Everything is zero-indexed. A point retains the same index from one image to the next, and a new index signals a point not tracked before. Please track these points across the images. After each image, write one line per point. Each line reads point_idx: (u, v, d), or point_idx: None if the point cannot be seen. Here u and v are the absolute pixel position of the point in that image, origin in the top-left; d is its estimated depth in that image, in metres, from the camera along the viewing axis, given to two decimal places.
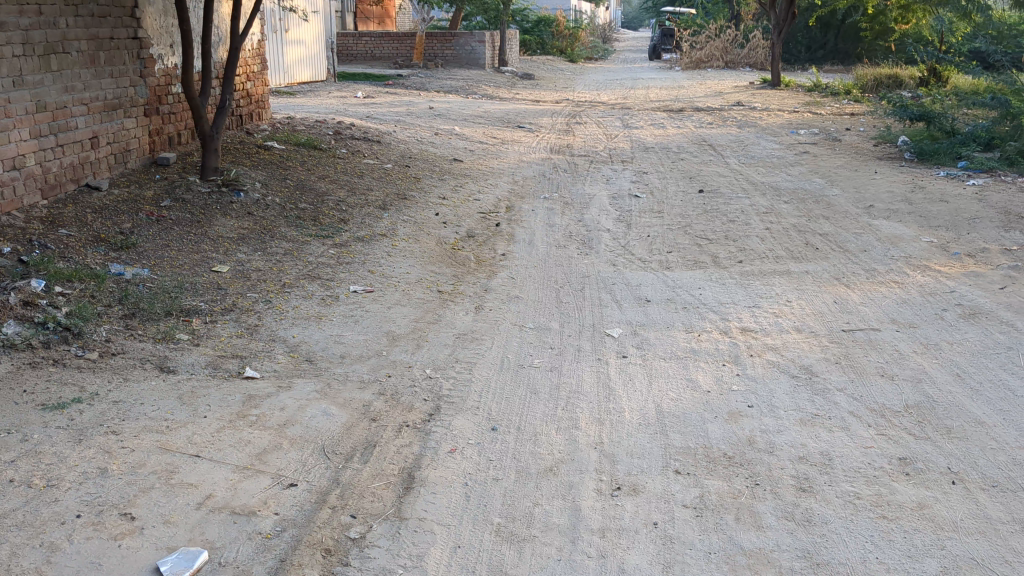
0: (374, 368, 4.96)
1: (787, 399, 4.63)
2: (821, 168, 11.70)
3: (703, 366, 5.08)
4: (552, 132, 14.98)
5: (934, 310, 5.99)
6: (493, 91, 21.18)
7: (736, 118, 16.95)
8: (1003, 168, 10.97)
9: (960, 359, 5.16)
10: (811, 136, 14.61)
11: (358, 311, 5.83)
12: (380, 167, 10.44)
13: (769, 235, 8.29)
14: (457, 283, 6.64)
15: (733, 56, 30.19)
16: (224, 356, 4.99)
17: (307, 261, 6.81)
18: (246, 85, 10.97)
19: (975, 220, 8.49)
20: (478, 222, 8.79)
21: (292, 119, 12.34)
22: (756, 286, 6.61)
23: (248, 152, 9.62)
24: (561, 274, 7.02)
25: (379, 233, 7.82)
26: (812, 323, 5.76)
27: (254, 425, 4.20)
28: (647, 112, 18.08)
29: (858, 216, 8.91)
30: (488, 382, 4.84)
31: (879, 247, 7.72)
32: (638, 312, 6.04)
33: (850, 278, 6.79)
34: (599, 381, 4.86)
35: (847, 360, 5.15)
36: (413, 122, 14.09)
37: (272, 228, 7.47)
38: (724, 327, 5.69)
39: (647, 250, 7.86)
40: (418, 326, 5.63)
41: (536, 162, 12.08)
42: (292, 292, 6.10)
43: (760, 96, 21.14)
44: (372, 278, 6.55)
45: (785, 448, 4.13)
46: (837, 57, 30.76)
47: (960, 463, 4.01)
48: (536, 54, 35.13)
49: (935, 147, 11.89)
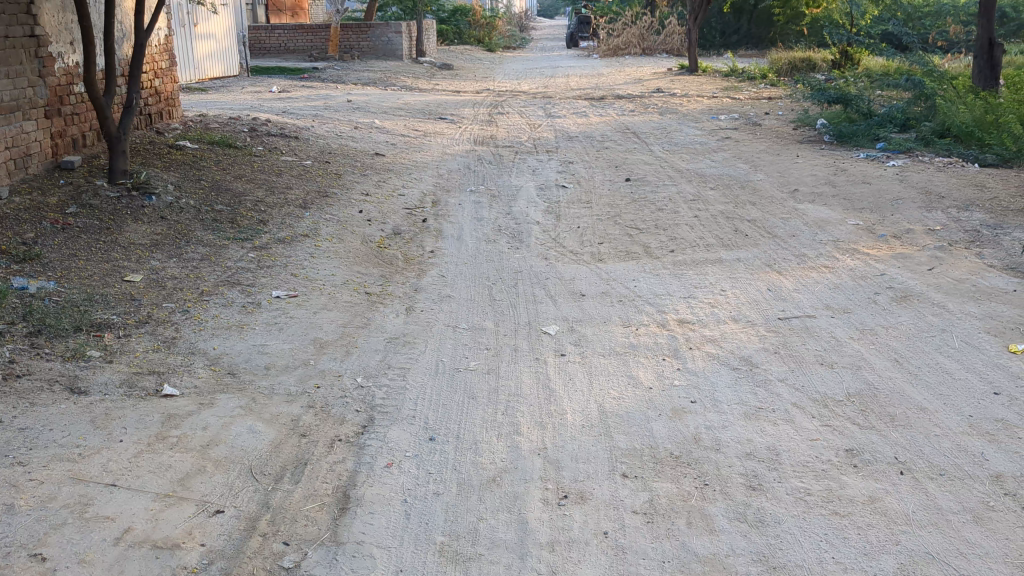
0: (302, 379, 4.73)
1: (729, 392, 4.52)
2: (745, 153, 11.72)
3: (643, 361, 4.95)
4: (474, 123, 14.78)
5: (868, 294, 5.96)
6: (412, 83, 20.88)
7: (657, 104, 16.97)
8: (921, 148, 11.10)
9: (897, 342, 5.11)
10: (732, 121, 14.67)
11: (282, 318, 5.58)
12: (299, 164, 10.12)
13: (699, 222, 8.23)
14: (385, 284, 6.42)
15: (650, 43, 30.30)
16: (140, 373, 4.71)
17: (226, 266, 6.52)
18: (153, 82, 10.55)
19: (899, 201, 8.55)
20: (404, 218, 8.56)
21: (205, 117, 11.91)
22: (689, 276, 6.52)
23: (159, 153, 9.23)
24: (491, 270, 6.83)
25: (301, 234, 7.54)
26: (748, 312, 5.68)
27: (175, 447, 3.95)
28: (569, 100, 17.99)
29: (784, 201, 8.92)
30: (423, 388, 4.64)
31: (807, 232, 7.71)
32: (573, 308, 5.89)
33: (782, 265, 6.74)
34: (538, 383, 4.70)
35: (786, 348, 5.06)
36: (331, 117, 13.75)
37: (187, 233, 7.14)
38: (661, 320, 5.58)
39: (577, 242, 7.73)
40: (347, 331, 5.41)
41: (460, 155, 11.87)
42: (211, 300, 5.81)
43: (679, 82, 21.25)
44: (296, 282, 6.29)
45: (731, 443, 4.01)
46: (750, 42, 31.14)
47: (907, 452, 3.91)
48: (453, 44, 34.85)
49: (854, 129, 11.99)
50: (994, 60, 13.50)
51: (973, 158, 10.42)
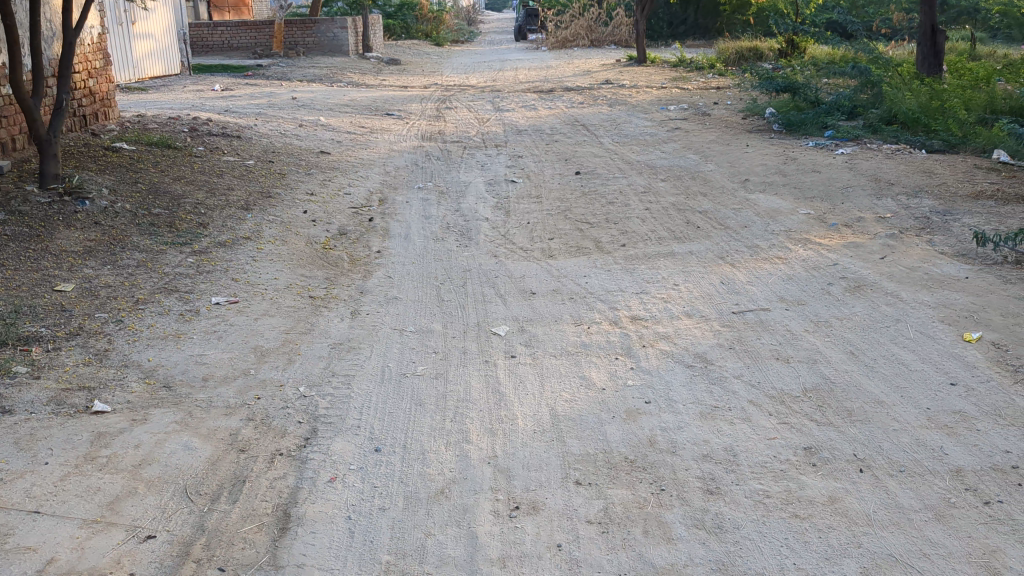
0: (242, 390, 4.53)
1: (684, 391, 4.40)
2: (695, 143, 11.66)
3: (595, 361, 4.82)
4: (422, 118, 14.58)
5: (821, 285, 5.88)
6: (358, 79, 20.61)
7: (606, 96, 16.90)
8: (868, 136, 11.11)
9: (851, 334, 5.03)
10: (681, 111, 14.63)
11: (221, 325, 5.36)
12: (241, 164, 9.87)
13: (649, 215, 8.13)
14: (329, 287, 6.22)
15: (598, 35, 30.25)
16: (69, 389, 4.47)
17: (163, 272, 6.28)
18: (87, 82, 10.24)
19: (848, 190, 8.52)
20: (350, 218, 8.35)
21: (144, 117, 11.59)
22: (641, 270, 6.41)
23: (94, 156, 8.92)
24: (439, 269, 6.66)
25: (243, 237, 7.32)
26: (701, 307, 5.57)
27: (105, 469, 3.73)
28: (518, 93, 17.84)
29: (735, 191, 8.85)
30: (368, 396, 4.46)
31: (759, 222, 7.64)
32: (524, 307, 5.74)
33: (734, 257, 6.66)
34: (488, 387, 4.54)
35: (741, 343, 4.96)
36: (275, 115, 13.46)
37: (122, 238, 6.88)
38: (613, 317, 5.45)
39: (527, 239, 7.58)
40: (289, 338, 5.21)
41: (407, 151, 11.68)
42: (147, 309, 5.57)
43: (628, 73, 21.20)
44: (236, 287, 6.07)
45: (687, 445, 3.89)
46: (698, 32, 31.23)
47: (866, 449, 3.82)
48: (401, 38, 34.55)
49: (802, 117, 11.97)
50: (937, 47, 13.58)
51: (920, 144, 10.44)
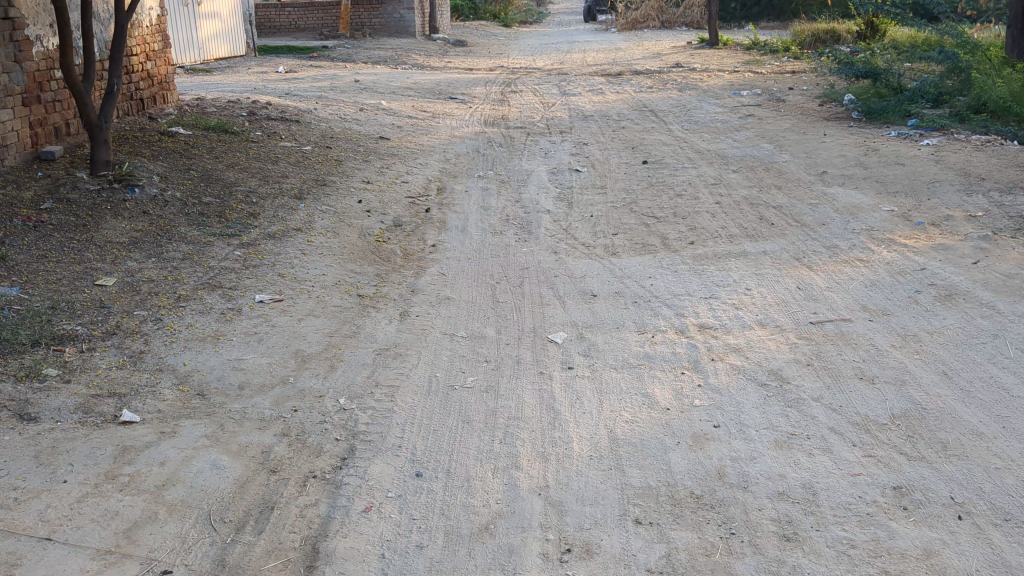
0: (278, 401, 4.24)
1: (757, 414, 3.98)
2: (768, 131, 11.11)
3: (659, 376, 4.42)
4: (486, 102, 14.23)
5: (907, 292, 5.39)
6: (424, 61, 20.34)
7: (677, 80, 16.37)
8: (955, 125, 10.45)
9: (943, 351, 4.54)
10: (754, 97, 14.04)
11: (263, 326, 5.09)
12: (298, 150, 9.63)
13: (720, 210, 7.68)
14: (379, 285, 5.92)
15: (669, 16, 29.50)
16: (99, 395, 4.23)
17: (208, 266, 6.04)
18: (145, 65, 10.09)
19: (935, 185, 7.94)
20: (406, 208, 8.04)
21: (203, 100, 11.44)
22: (710, 272, 5.98)
23: (148, 141, 8.76)
24: (495, 267, 6.31)
25: (293, 228, 7.05)
26: (775, 315, 5.13)
27: (126, 490, 3.47)
28: (585, 77, 17.37)
29: (812, 185, 8.33)
30: (413, 411, 4.14)
31: (838, 220, 7.13)
32: (583, 311, 5.36)
33: (811, 258, 6.18)
34: (541, 403, 4.18)
35: (821, 358, 4.51)
36: (336, 98, 13.24)
37: (170, 229, 6.67)
38: (680, 326, 5.05)
39: (589, 234, 7.19)
40: (333, 341, 4.91)
41: (469, 137, 11.35)
42: (187, 307, 5.33)
43: (700, 56, 20.57)
44: (282, 284, 5.80)
45: (761, 480, 3.48)
46: (772, 13, 30.28)
47: (965, 491, 3.36)
48: (468, 19, 34.26)
49: (884, 105, 11.35)
50: None
51: (1012, 135, 9.77)
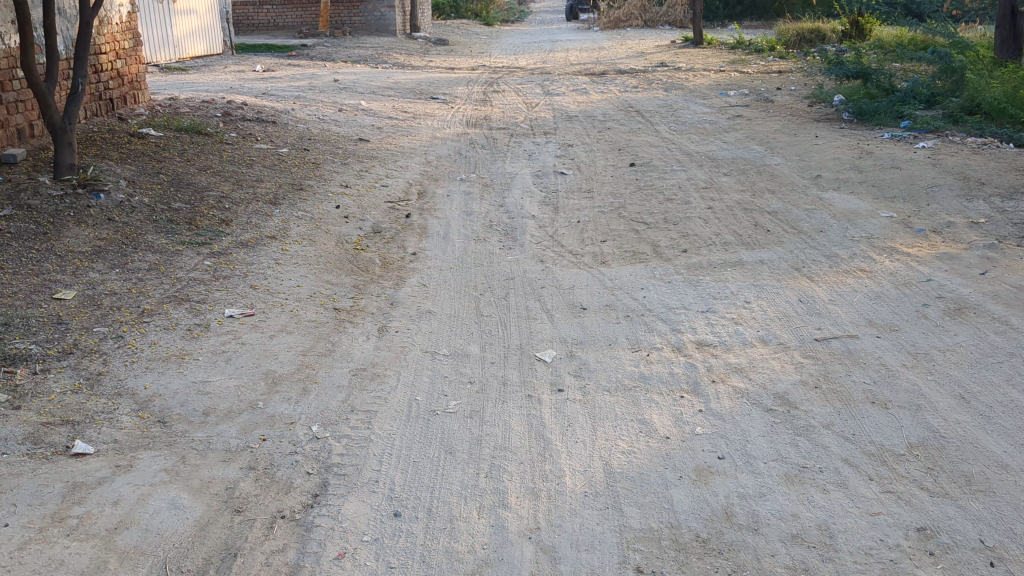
0: (246, 429, 3.92)
1: (764, 444, 3.69)
2: (758, 133, 10.85)
3: (657, 399, 4.12)
4: (468, 102, 13.91)
5: (915, 306, 5.11)
6: (405, 59, 19.99)
7: (662, 79, 16.10)
8: (949, 127, 10.20)
9: (958, 372, 4.26)
10: (742, 97, 13.77)
11: (231, 344, 4.76)
12: (273, 153, 9.29)
13: (712, 215, 7.39)
14: (357, 297, 5.59)
15: (652, 15, 29.25)
16: (50, 424, 3.89)
17: (175, 278, 5.69)
18: (115, 64, 9.72)
19: (933, 190, 7.68)
20: (385, 214, 7.72)
21: (176, 100, 11.07)
22: (706, 283, 5.68)
23: (116, 143, 8.39)
24: (479, 277, 6.00)
25: (267, 235, 6.71)
26: (778, 331, 4.83)
27: (74, 535, 3.14)
28: (568, 77, 17.07)
29: (806, 189, 8.06)
30: (391, 440, 3.82)
31: (836, 226, 6.86)
32: (572, 326, 5.06)
33: (811, 268, 5.90)
34: (530, 431, 3.87)
35: (828, 380, 4.22)
36: (314, 98, 12.89)
37: (136, 237, 6.32)
38: (676, 343, 4.75)
39: (577, 241, 6.88)
40: (306, 361, 4.58)
41: (451, 138, 11.03)
42: (151, 323, 4.98)
43: (684, 56, 20.31)
44: (253, 296, 5.46)
45: (772, 520, 3.18)
46: (755, 12, 30.07)
47: (995, 533, 3.08)
48: (450, 18, 33.98)
49: (876, 106, 11.08)
50: (1017, 30, 12.49)
51: (1008, 137, 9.54)
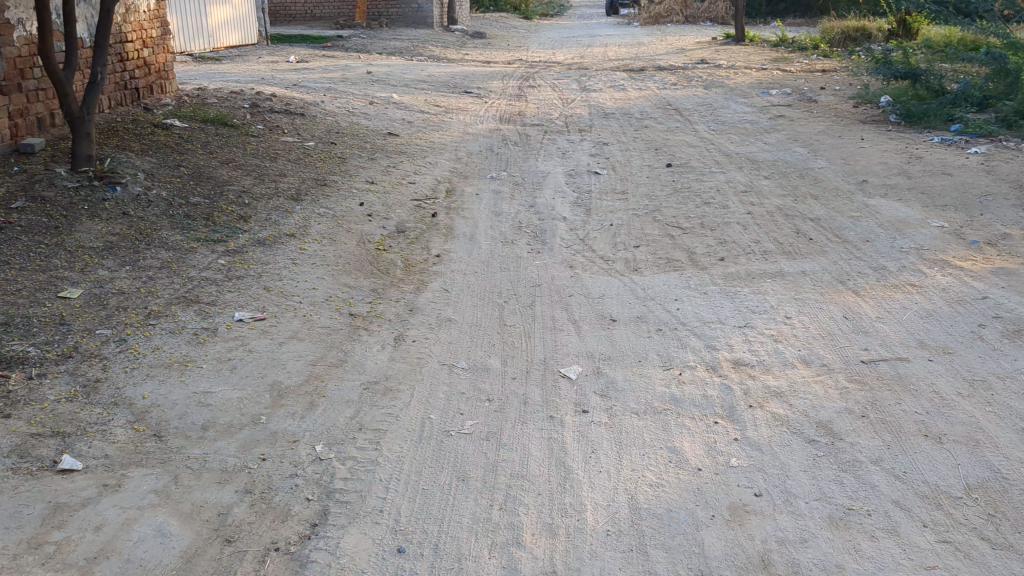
0: (245, 447, 3.65)
1: (806, 481, 3.37)
2: (801, 134, 10.46)
3: (688, 425, 3.81)
4: (502, 97, 13.61)
5: (970, 326, 4.75)
6: (441, 52, 19.73)
7: (702, 77, 15.69)
8: (1003, 131, 9.76)
9: (1019, 403, 3.91)
10: (784, 97, 13.35)
11: (239, 351, 4.50)
12: (299, 146, 9.05)
13: (752, 221, 7.04)
14: (374, 302, 5.33)
15: (693, 11, 28.76)
16: (39, 436, 3.64)
17: (186, 277, 5.45)
18: (142, 52, 9.52)
19: (988, 198, 7.28)
20: (410, 212, 7.44)
21: (205, 90, 10.86)
22: (745, 295, 5.35)
23: (138, 134, 8.19)
24: (504, 283, 5.71)
25: (286, 234, 6.45)
26: (821, 351, 4.50)
27: (49, 565, 2.90)
28: (606, 72, 16.70)
29: (851, 195, 7.69)
30: (400, 465, 3.55)
31: (884, 236, 6.49)
32: (600, 340, 4.75)
33: (857, 281, 5.55)
34: (550, 457, 3.58)
35: (877, 408, 3.89)
36: (346, 90, 12.64)
37: (149, 233, 6.09)
38: (711, 361, 4.43)
39: (609, 245, 6.57)
40: (316, 372, 4.32)
41: (483, 134, 10.74)
42: (157, 326, 4.73)
43: (726, 53, 19.87)
44: (266, 299, 5.20)
45: (814, 572, 2.87)
46: (799, 10, 29.49)
47: None
48: (488, 11, 33.73)
49: (925, 108, 10.62)
50: None
51: None
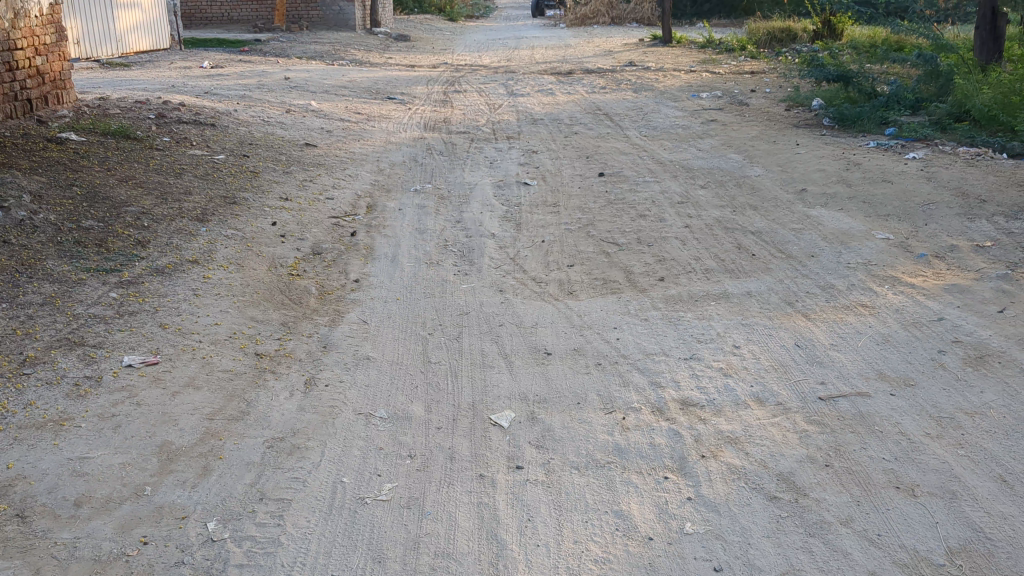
0: (125, 528, 3.13)
1: (771, 550, 2.97)
2: (735, 139, 10.17)
3: (635, 482, 3.39)
4: (427, 103, 13.12)
5: (930, 353, 4.42)
6: (364, 56, 19.16)
7: (632, 80, 15.41)
8: (937, 136, 9.58)
9: (992, 443, 3.57)
10: (715, 100, 13.09)
11: (125, 405, 3.95)
12: (209, 160, 8.46)
13: (691, 235, 6.68)
14: (284, 339, 4.82)
15: (620, 12, 28.60)
16: None
17: (72, 315, 4.86)
18: (35, 60, 8.82)
19: (930, 207, 7.03)
20: (327, 231, 6.93)
21: (107, 100, 10.16)
22: (689, 321, 4.96)
23: (28, 149, 7.52)
24: (428, 311, 5.24)
25: (188, 260, 5.89)
26: (774, 387, 4.12)
27: None
28: (534, 75, 16.31)
29: (791, 205, 7.38)
30: (305, 545, 3.06)
31: (828, 250, 6.18)
32: (534, 378, 4.31)
33: (805, 302, 5.20)
34: (480, 529, 3.13)
35: (840, 455, 3.51)
36: (262, 97, 12.03)
37: (32, 263, 5.47)
38: (657, 402, 4.02)
39: (541, 265, 6.14)
40: (212, 429, 3.79)
41: (406, 143, 10.25)
42: (32, 376, 4.14)
43: (654, 55, 19.66)
44: (161, 339, 4.65)
45: None
46: (723, 11, 29.55)
47: None
48: (413, 12, 33.23)
49: (858, 111, 10.42)
50: (998, 31, 11.55)
51: (1001, 146, 8.92)
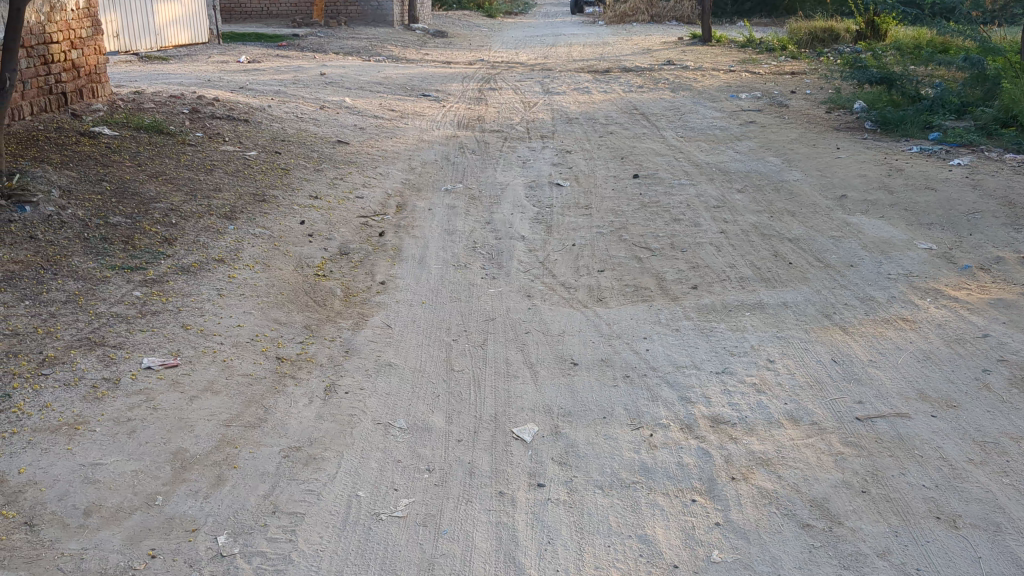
0: (135, 540, 3.04)
1: None
2: (774, 142, 9.96)
3: (662, 504, 3.25)
4: (462, 100, 13.01)
5: (974, 372, 4.24)
6: (401, 52, 19.10)
7: (670, 79, 15.20)
8: (983, 141, 9.32)
9: None
10: (754, 101, 12.85)
11: (142, 409, 3.87)
12: (240, 156, 8.41)
13: (726, 241, 6.51)
14: (306, 343, 4.72)
15: (660, 10, 28.32)
16: None
17: (94, 314, 4.80)
18: (70, 54, 8.81)
19: (975, 216, 6.80)
20: (355, 231, 6.84)
21: (142, 94, 10.15)
22: (722, 332, 4.81)
23: (60, 143, 7.50)
24: (454, 317, 5.13)
25: (214, 259, 5.82)
26: (809, 405, 3.96)
27: None
28: (570, 73, 16.16)
29: (830, 211, 7.19)
30: (316, 563, 2.96)
31: (869, 259, 5.99)
32: (560, 389, 4.18)
33: (843, 315, 5.03)
34: (498, 551, 3.01)
35: (878, 481, 3.35)
36: (296, 93, 11.99)
37: (57, 260, 5.42)
38: (686, 418, 3.87)
39: (571, 270, 6.00)
40: (229, 436, 3.71)
41: (439, 141, 10.14)
42: (49, 376, 4.08)
43: (693, 54, 19.41)
44: (182, 340, 4.58)
45: None
46: (764, 9, 29.19)
47: None
48: (452, 8, 33.14)
49: (901, 115, 10.17)
50: None
51: None
